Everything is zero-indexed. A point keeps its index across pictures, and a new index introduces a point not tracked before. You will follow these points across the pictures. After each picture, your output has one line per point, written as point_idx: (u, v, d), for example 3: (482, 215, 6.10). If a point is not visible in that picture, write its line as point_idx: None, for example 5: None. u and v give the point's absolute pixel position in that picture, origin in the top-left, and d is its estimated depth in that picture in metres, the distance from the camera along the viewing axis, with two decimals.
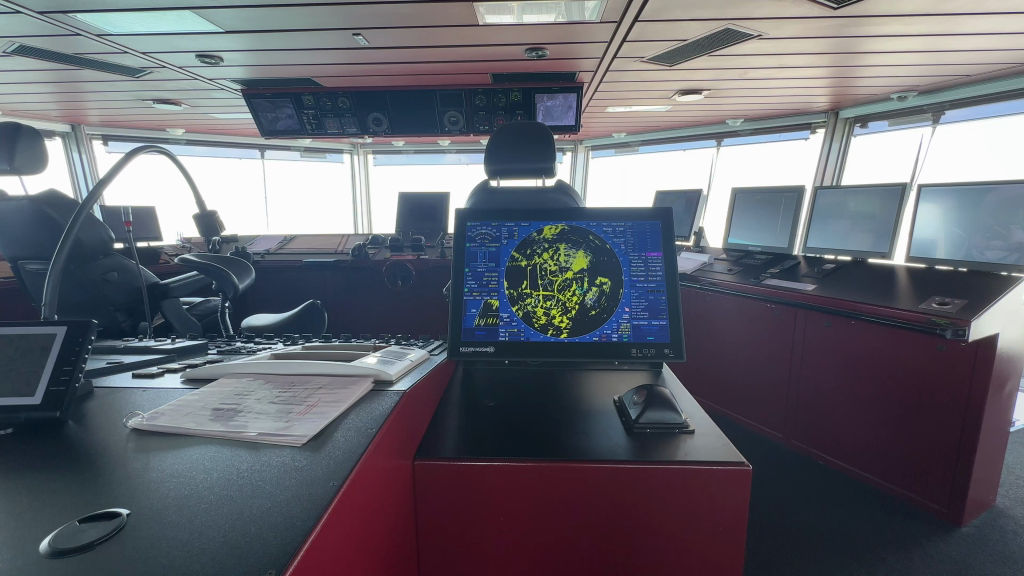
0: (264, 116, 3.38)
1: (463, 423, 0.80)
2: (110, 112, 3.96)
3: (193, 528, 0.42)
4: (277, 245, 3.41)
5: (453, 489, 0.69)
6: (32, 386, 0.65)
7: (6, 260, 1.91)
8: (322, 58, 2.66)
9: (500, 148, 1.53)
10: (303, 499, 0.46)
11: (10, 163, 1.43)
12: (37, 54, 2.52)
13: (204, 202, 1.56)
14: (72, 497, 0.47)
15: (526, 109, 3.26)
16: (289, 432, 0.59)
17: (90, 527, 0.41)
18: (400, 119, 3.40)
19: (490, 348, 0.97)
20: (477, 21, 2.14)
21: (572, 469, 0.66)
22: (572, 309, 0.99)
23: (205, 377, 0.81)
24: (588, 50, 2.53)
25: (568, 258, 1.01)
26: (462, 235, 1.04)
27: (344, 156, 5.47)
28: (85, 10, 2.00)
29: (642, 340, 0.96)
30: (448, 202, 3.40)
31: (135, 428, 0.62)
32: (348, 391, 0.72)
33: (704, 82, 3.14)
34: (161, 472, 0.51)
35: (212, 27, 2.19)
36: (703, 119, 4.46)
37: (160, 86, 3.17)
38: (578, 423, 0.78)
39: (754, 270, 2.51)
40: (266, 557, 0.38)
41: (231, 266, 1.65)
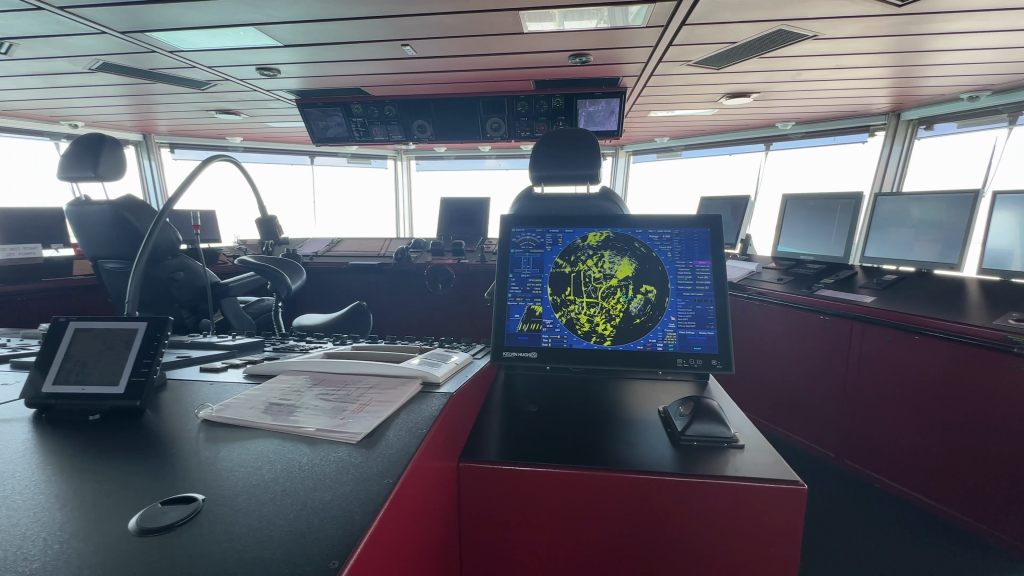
0: (315, 124, 3.54)
1: (506, 428, 0.80)
2: (177, 122, 4.25)
3: (261, 517, 0.44)
4: (325, 248, 3.56)
5: (497, 491, 0.70)
6: (115, 377, 0.70)
7: (88, 259, 2.07)
8: (370, 68, 2.76)
9: (543, 155, 1.52)
10: (359, 495, 0.47)
11: (96, 170, 1.56)
12: (116, 70, 2.74)
13: (265, 206, 1.64)
14: (158, 480, 0.51)
15: (568, 115, 3.27)
16: (344, 428, 0.61)
17: (171, 510, 0.44)
18: (444, 126, 3.48)
19: (533, 354, 0.98)
20: (522, 29, 2.16)
21: (617, 480, 0.65)
22: (616, 318, 0.98)
23: (265, 373, 0.86)
24: (633, 54, 2.50)
25: (612, 266, 1.01)
26: (507, 241, 1.05)
27: (388, 162, 5.61)
28: (159, 28, 2.15)
29: (688, 351, 0.94)
30: (489, 207, 3.44)
31: (205, 419, 0.67)
32: (397, 391, 0.74)
33: (753, 84, 3.04)
34: (229, 463, 0.55)
35: (271, 41, 2.31)
36: (751, 123, 4.31)
37: (222, 97, 3.38)
38: (622, 432, 0.78)
39: (806, 280, 2.40)
40: (328, 548, 0.40)
41: (285, 268, 1.74)
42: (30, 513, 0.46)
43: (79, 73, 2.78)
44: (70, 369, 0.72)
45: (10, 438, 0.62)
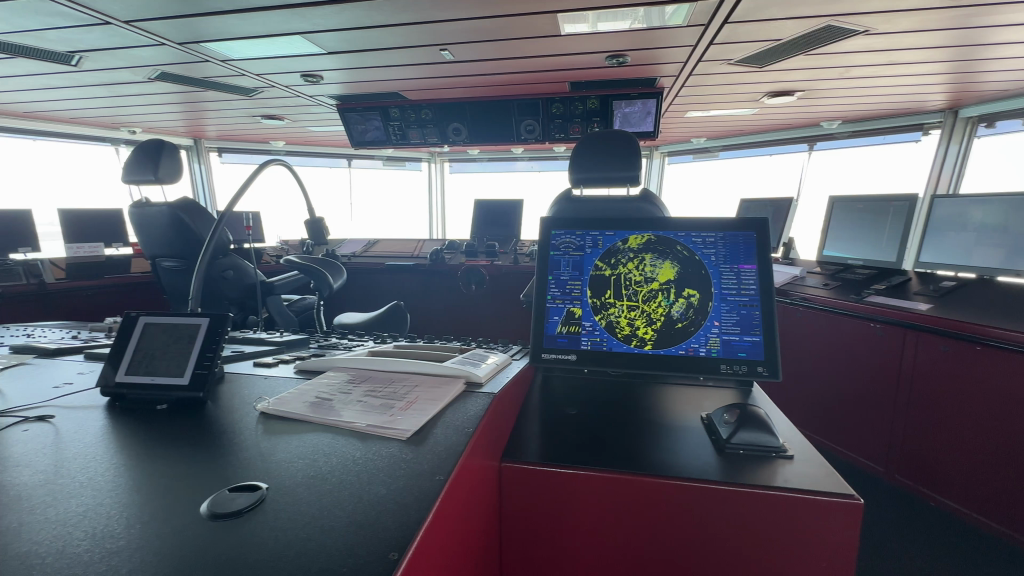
0: (354, 128, 3.64)
1: (545, 429, 0.81)
2: (225, 127, 4.45)
3: (320, 507, 0.46)
4: (361, 248, 3.65)
5: (538, 492, 0.70)
6: (181, 368, 0.75)
7: (147, 258, 2.19)
8: (408, 73, 2.82)
9: (583, 156, 1.52)
10: (414, 490, 0.48)
11: (156, 174, 1.66)
12: (173, 79, 2.90)
13: (313, 208, 1.70)
14: (224, 468, 0.55)
15: (603, 117, 3.25)
16: (394, 425, 0.63)
17: (238, 496, 0.47)
18: (479, 129, 3.52)
19: (572, 356, 0.98)
20: (560, 32, 2.17)
21: (661, 486, 0.64)
22: (657, 322, 0.97)
23: (314, 370, 0.89)
24: (671, 54, 2.46)
25: (653, 269, 1.00)
26: (547, 243, 1.05)
27: (423, 164, 5.70)
28: (213, 39, 2.26)
29: (733, 357, 0.92)
30: (522, 208, 3.46)
31: (263, 412, 0.70)
32: (442, 390, 0.76)
33: (797, 82, 2.94)
34: (287, 455, 0.57)
35: (316, 48, 2.39)
36: (794, 122, 4.17)
37: (267, 103, 3.52)
38: (664, 437, 0.77)
39: (854, 286, 2.30)
40: (383, 540, 0.41)
41: (327, 267, 1.80)
42: (112, 495, 0.50)
43: (139, 82, 2.96)
44: (140, 360, 0.76)
45: (88, 423, 0.67)
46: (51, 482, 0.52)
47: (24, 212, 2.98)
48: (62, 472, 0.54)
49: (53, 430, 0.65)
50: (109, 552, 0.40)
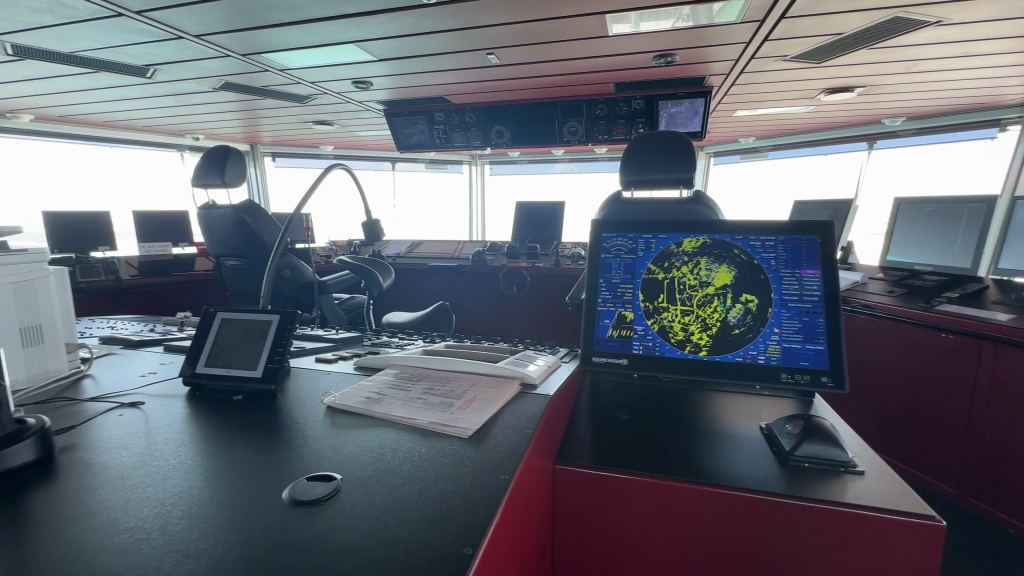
0: (400, 132, 3.74)
1: (598, 433, 0.80)
2: (279, 132, 4.67)
3: (393, 500, 0.48)
4: (405, 249, 3.74)
5: (592, 496, 0.70)
6: (254, 362, 0.79)
7: (212, 257, 2.32)
8: (453, 77, 2.87)
9: (634, 158, 1.50)
10: (480, 488, 0.49)
11: (223, 177, 1.76)
12: (234, 88, 3.07)
13: (370, 210, 1.76)
14: (297, 458, 0.58)
15: (648, 117, 3.20)
16: (455, 423, 0.64)
17: (316, 485, 0.50)
18: (521, 132, 3.54)
19: (624, 360, 0.97)
20: (607, 32, 2.14)
21: (723, 497, 0.63)
22: (712, 327, 0.94)
23: (373, 366, 0.93)
24: (722, 52, 2.39)
25: (709, 273, 0.97)
26: (598, 246, 1.04)
27: (464, 167, 5.77)
28: (273, 49, 2.38)
29: (794, 365, 0.88)
30: (564, 210, 3.46)
31: (329, 405, 0.74)
32: (499, 390, 0.76)
33: (858, 77, 2.79)
34: (354, 448, 0.60)
35: (367, 56, 2.48)
36: (852, 120, 3.95)
37: (319, 109, 3.67)
38: (722, 446, 0.75)
39: (923, 293, 2.14)
40: (459, 536, 0.42)
41: (376, 266, 1.85)
42: (200, 479, 0.54)
43: (205, 92, 3.15)
44: (217, 353, 0.81)
45: (174, 411, 0.73)
46: (146, 465, 0.57)
47: (103, 213, 3.23)
48: (154, 456, 0.59)
49: (143, 416, 0.71)
50: (204, 532, 0.44)
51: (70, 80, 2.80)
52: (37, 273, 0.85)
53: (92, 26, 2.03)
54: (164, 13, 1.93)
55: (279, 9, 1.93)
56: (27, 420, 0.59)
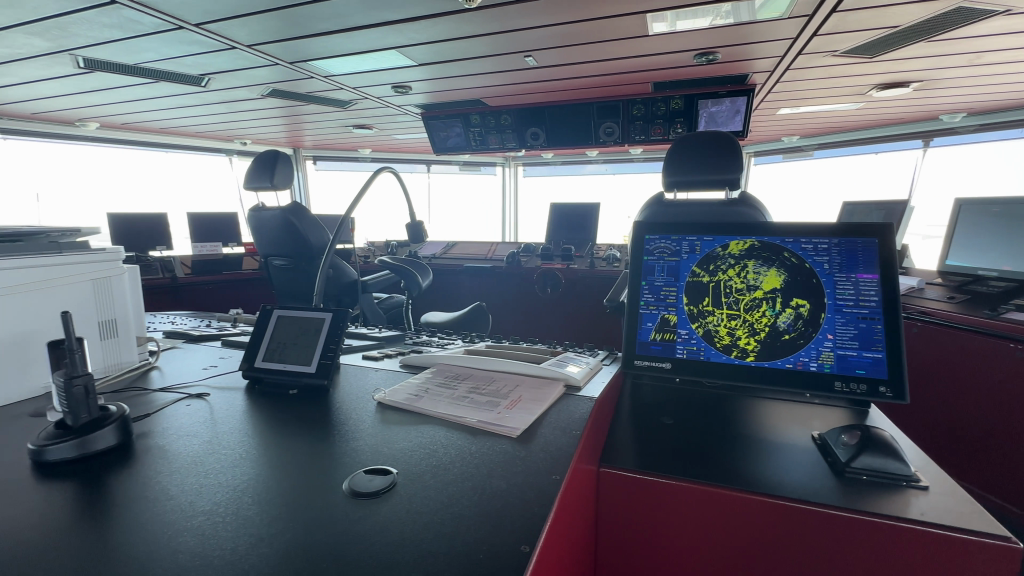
0: (437, 135, 3.80)
1: (642, 437, 0.79)
2: (320, 136, 4.82)
3: (448, 495, 0.49)
4: (441, 250, 3.79)
5: (637, 501, 0.69)
6: (308, 357, 0.82)
7: (261, 256, 2.43)
8: (490, 80, 2.89)
9: (679, 158, 1.48)
10: (533, 487, 0.50)
11: (272, 181, 1.83)
12: (280, 94, 3.20)
13: (414, 211, 1.81)
14: (352, 452, 0.60)
15: (687, 117, 3.13)
16: (503, 422, 0.65)
17: (374, 478, 0.52)
18: (556, 133, 3.53)
19: (667, 364, 0.93)
20: (646, 32, 2.12)
21: (777, 508, 0.61)
22: (760, 332, 0.89)
23: (419, 365, 0.95)
24: (767, 49, 2.32)
25: (757, 276, 0.91)
26: (639, 248, 0.98)
27: (497, 168, 5.80)
28: (318, 57, 2.47)
29: (849, 374, 0.82)
30: (599, 212, 3.43)
31: (380, 401, 0.76)
32: (545, 391, 0.77)
33: (913, 72, 2.65)
34: (406, 445, 0.61)
35: (407, 61, 2.53)
36: (906, 116, 3.75)
37: (359, 114, 3.78)
38: (773, 453, 0.73)
39: (987, 301, 2.01)
40: (515, 532, 0.43)
41: (415, 267, 1.89)
42: (265, 468, 0.57)
43: (253, 99, 3.30)
44: (275, 348, 0.85)
45: (236, 403, 0.77)
46: (215, 453, 0.61)
47: (160, 215, 3.43)
48: (222, 445, 0.63)
49: (209, 407, 0.75)
50: (272, 518, 0.46)
51: (133, 90, 2.99)
52: (114, 270, 0.92)
53: (155, 38, 2.16)
54: (220, 25, 2.04)
55: (325, 18, 2.00)
56: (110, 408, 0.64)
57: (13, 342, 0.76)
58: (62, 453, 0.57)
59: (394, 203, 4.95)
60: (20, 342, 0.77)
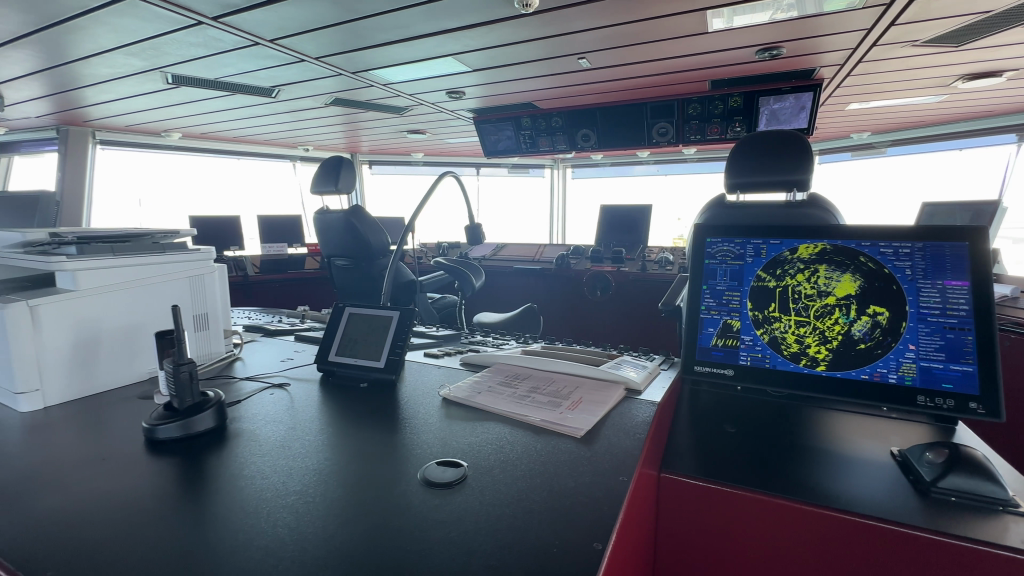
0: (488, 138, 3.86)
1: (705, 444, 0.78)
2: (376, 142, 5.02)
3: (519, 489, 0.51)
4: (491, 252, 3.83)
5: (701, 510, 0.68)
6: (377, 353, 0.87)
7: (324, 257, 2.56)
8: (542, 83, 2.91)
9: (742, 159, 1.43)
10: (601, 487, 0.51)
11: (337, 184, 1.94)
12: (342, 103, 3.37)
13: (472, 214, 1.86)
14: (421, 445, 0.63)
15: (746, 115, 3.01)
16: (566, 422, 0.66)
17: (446, 470, 0.54)
18: (607, 134, 3.50)
19: (729, 371, 0.89)
20: (704, 29, 2.06)
21: (855, 526, 0.58)
22: (833, 341, 0.83)
23: (479, 364, 0.97)
24: (837, 42, 2.19)
25: (829, 281, 0.84)
26: (700, 251, 0.94)
27: (546, 171, 5.82)
28: (378, 66, 2.58)
29: (934, 388, 0.75)
30: (651, 214, 3.37)
31: (445, 397, 0.79)
32: (606, 393, 0.78)
33: (1007, 60, 2.42)
34: (473, 440, 0.63)
35: (462, 67, 2.60)
36: (997, 109, 3.44)
37: (414, 119, 3.90)
38: (847, 468, 0.69)
39: None
40: (588, 531, 0.43)
41: (469, 268, 1.94)
42: (343, 456, 0.61)
43: (317, 107, 3.49)
44: (347, 344, 0.90)
45: (310, 395, 0.81)
46: (297, 440, 0.65)
47: (233, 218, 3.70)
48: (303, 432, 0.68)
49: (289, 396, 0.81)
50: (354, 502, 0.49)
51: (212, 102, 3.24)
52: (206, 268, 1.01)
53: (235, 55, 2.34)
54: (292, 40, 2.18)
55: (387, 30, 2.09)
56: (208, 394, 0.71)
57: (125, 331, 0.86)
58: (169, 432, 0.64)
59: (446, 206, 5.08)
60: (130, 332, 0.87)
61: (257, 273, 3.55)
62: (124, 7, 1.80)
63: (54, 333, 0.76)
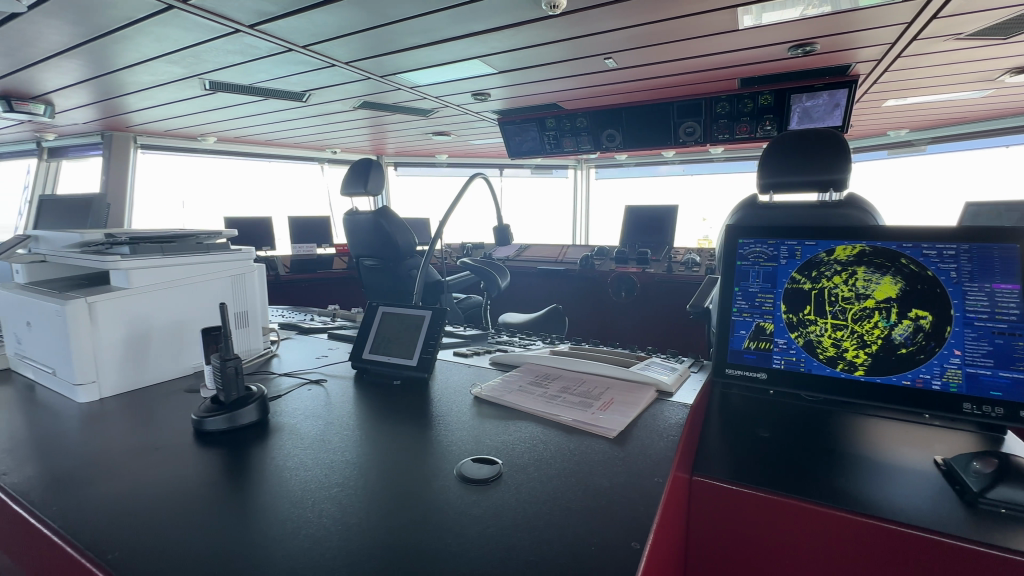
0: (512, 140, 3.87)
1: (738, 448, 0.76)
2: (401, 144, 5.10)
3: (554, 488, 0.51)
4: (515, 253, 3.80)
5: (735, 515, 0.66)
6: (410, 351, 0.89)
7: (353, 257, 2.61)
8: (567, 83, 2.91)
9: (776, 159, 1.40)
10: (637, 487, 0.51)
11: (366, 186, 1.97)
12: (370, 106, 3.43)
13: (500, 214, 1.87)
14: (456, 442, 0.64)
15: (777, 113, 2.94)
16: (598, 423, 0.67)
17: (481, 467, 0.55)
18: (633, 134, 3.46)
19: (762, 375, 0.87)
20: (734, 26, 2.02)
21: (898, 536, 0.56)
22: (872, 345, 0.80)
23: (509, 363, 0.98)
24: (874, 36, 2.12)
25: (868, 284, 0.81)
26: (732, 253, 0.91)
27: (569, 171, 5.80)
28: (406, 70, 2.63)
29: (981, 395, 0.72)
30: (677, 214, 3.32)
31: (477, 395, 0.80)
32: (638, 395, 0.78)
33: None
34: (506, 439, 0.64)
35: (489, 69, 2.62)
36: None
37: (439, 121, 3.95)
38: (888, 476, 0.67)
39: None
40: (625, 530, 0.44)
41: (495, 269, 1.95)
42: (379, 451, 0.62)
43: (346, 111, 3.56)
44: (380, 342, 0.92)
45: (345, 391, 0.84)
46: (334, 435, 0.67)
47: (264, 219, 3.81)
48: (339, 427, 0.70)
49: (326, 392, 0.83)
50: (391, 496, 0.51)
51: (246, 107, 3.35)
52: (246, 268, 1.05)
53: (269, 61, 2.42)
54: (323, 45, 2.23)
55: (416, 34, 2.12)
56: (251, 388, 0.73)
57: (173, 328, 0.90)
58: (217, 424, 0.67)
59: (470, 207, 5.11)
60: (178, 329, 0.91)
61: (287, 273, 3.64)
62: (167, 17, 1.88)
63: (108, 327, 0.81)
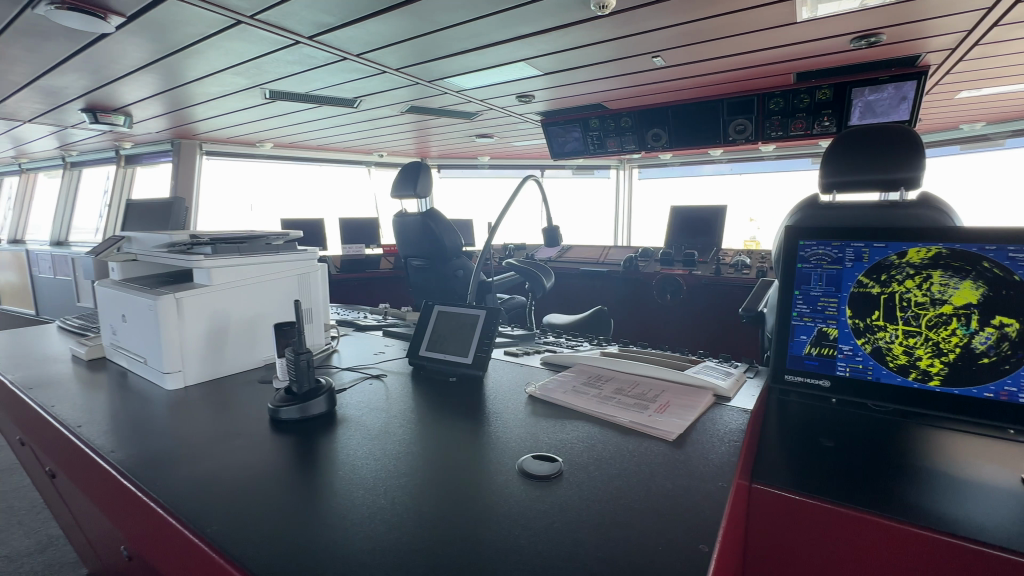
0: (555, 141, 3.86)
1: (800, 457, 0.74)
2: (445, 146, 5.19)
3: (616, 487, 0.52)
4: (557, 253, 3.81)
5: (799, 526, 0.64)
6: (465, 349, 0.91)
7: (400, 258, 2.70)
8: (612, 83, 2.88)
9: (840, 155, 1.33)
10: (701, 491, 0.51)
11: (415, 188, 2.03)
12: (416, 110, 3.52)
13: (547, 215, 1.87)
14: (513, 439, 0.65)
15: (836, 108, 2.79)
16: (656, 425, 0.67)
17: (541, 464, 0.56)
18: (680, 133, 3.38)
19: (824, 382, 0.84)
20: (791, 20, 1.94)
21: (983, 557, 0.52)
22: (949, 353, 0.75)
23: (560, 364, 0.99)
24: (948, 25, 1.98)
25: (946, 288, 0.76)
26: (791, 255, 0.87)
27: (611, 171, 5.74)
28: (453, 74, 2.69)
29: None
30: (726, 214, 3.22)
31: (531, 394, 0.82)
32: (695, 399, 0.77)
33: None
34: (563, 437, 0.65)
35: (534, 71, 2.63)
36: None
37: (483, 124, 4.00)
38: (968, 493, 0.63)
39: None
40: (691, 532, 0.44)
41: (540, 270, 1.96)
42: (437, 445, 0.64)
43: (394, 115, 3.67)
44: (435, 340, 0.95)
45: (402, 387, 0.87)
46: (393, 428, 0.70)
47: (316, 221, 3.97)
48: (398, 421, 0.73)
49: (385, 387, 0.87)
50: (454, 489, 0.53)
51: (301, 114, 3.52)
52: (311, 268, 1.11)
53: (324, 70, 2.53)
54: (376, 53, 2.32)
55: (464, 39, 2.17)
56: (320, 380, 0.78)
57: (249, 322, 0.97)
58: (290, 413, 0.71)
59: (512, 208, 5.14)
60: (252, 323, 0.98)
61: (337, 272, 3.80)
62: (235, 32, 2.01)
63: (193, 321, 0.88)
